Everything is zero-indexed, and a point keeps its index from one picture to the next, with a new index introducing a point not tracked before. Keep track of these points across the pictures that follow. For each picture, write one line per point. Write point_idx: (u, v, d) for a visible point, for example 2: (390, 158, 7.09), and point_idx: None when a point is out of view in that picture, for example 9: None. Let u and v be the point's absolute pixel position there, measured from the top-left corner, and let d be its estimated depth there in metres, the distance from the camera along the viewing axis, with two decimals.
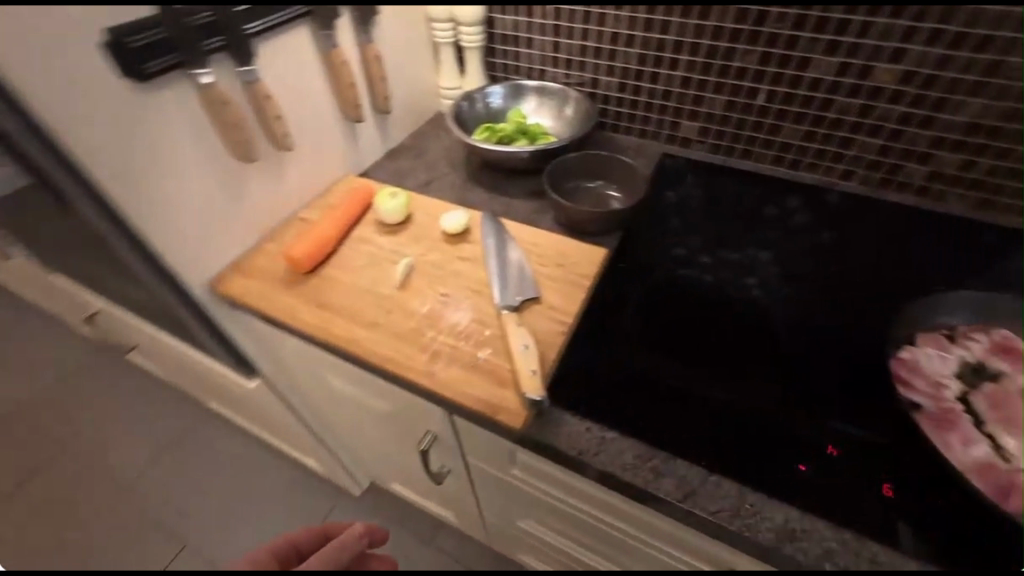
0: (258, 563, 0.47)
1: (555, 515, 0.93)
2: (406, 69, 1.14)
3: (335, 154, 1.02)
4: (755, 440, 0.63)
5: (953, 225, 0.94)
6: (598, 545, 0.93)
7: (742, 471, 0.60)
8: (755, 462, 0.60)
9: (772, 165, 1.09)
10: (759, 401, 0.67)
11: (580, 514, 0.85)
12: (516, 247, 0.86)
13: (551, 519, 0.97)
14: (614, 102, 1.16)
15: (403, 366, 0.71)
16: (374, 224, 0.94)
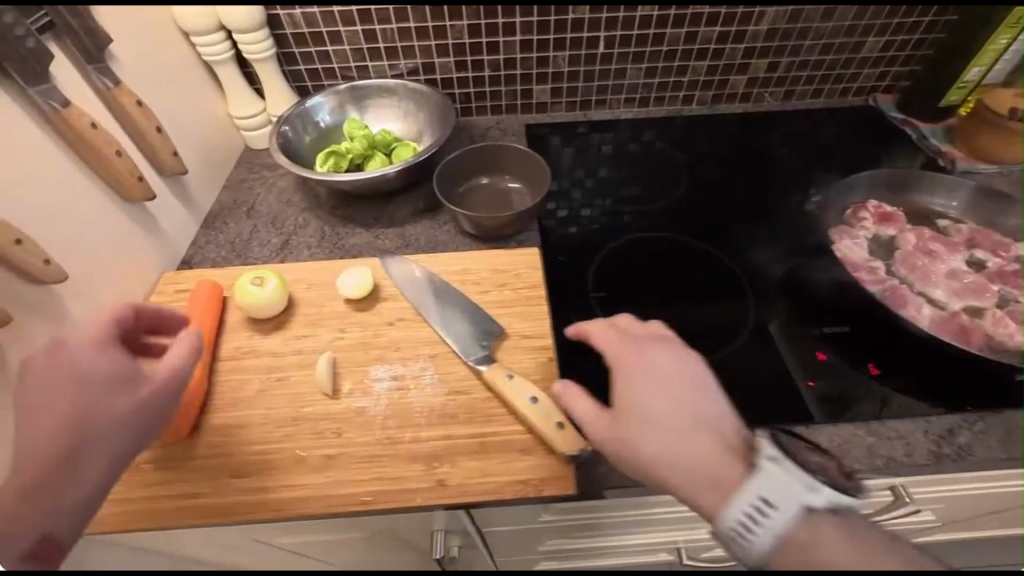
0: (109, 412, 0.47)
1: (588, 534, 0.85)
2: (181, 108, 0.83)
3: (131, 256, 0.71)
4: (768, 380, 0.64)
5: (778, 119, 1.09)
6: (637, 537, 0.89)
7: (778, 415, 0.61)
8: (781, 400, 0.62)
9: (625, 107, 1.11)
10: (751, 337, 0.68)
11: (620, 519, 0.79)
12: (447, 287, 0.72)
13: (581, 539, 0.89)
14: (458, 83, 1.03)
15: (400, 493, 0.54)
16: (249, 327, 0.69)
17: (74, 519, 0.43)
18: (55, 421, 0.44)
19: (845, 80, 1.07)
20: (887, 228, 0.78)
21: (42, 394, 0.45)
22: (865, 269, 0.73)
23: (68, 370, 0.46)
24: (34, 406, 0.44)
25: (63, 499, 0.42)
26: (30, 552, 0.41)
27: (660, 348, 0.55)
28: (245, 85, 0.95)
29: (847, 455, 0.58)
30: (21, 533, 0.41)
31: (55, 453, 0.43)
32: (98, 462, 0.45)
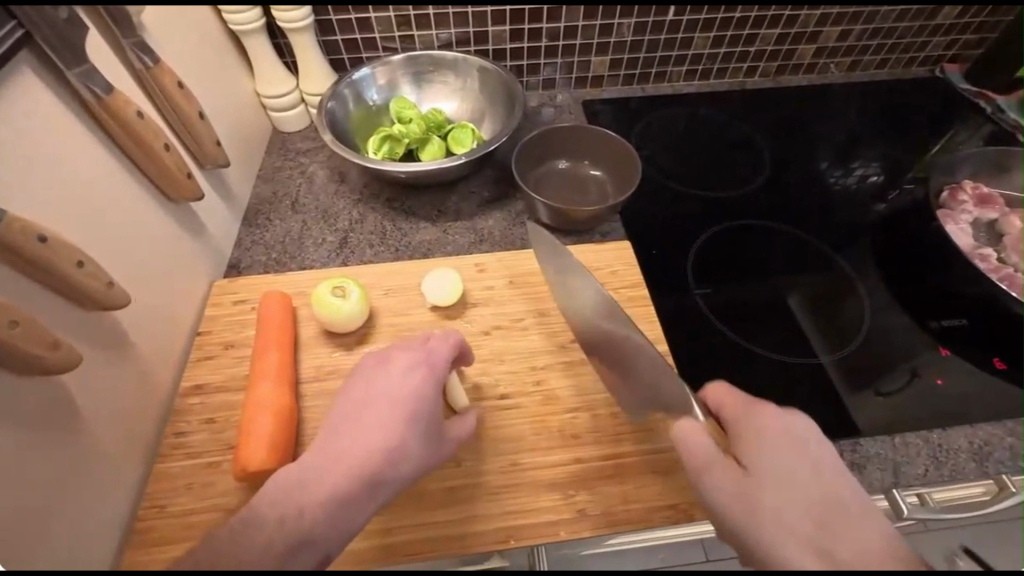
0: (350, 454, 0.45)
1: None
2: (214, 88, 0.72)
3: (181, 265, 0.61)
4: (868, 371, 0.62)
5: (844, 91, 1.03)
6: None
7: (877, 407, 0.59)
8: (866, 385, 0.61)
9: (685, 80, 1.04)
10: (844, 331, 0.66)
11: None
12: (543, 290, 0.66)
13: None
14: (511, 55, 0.93)
15: (538, 527, 0.49)
16: (329, 342, 0.61)
17: (345, 540, 0.41)
18: (381, 436, 0.45)
19: (913, 49, 1.02)
20: (989, 211, 0.75)
21: (360, 419, 0.47)
22: (976, 256, 0.71)
23: (397, 397, 0.47)
24: (378, 420, 0.46)
25: (357, 517, 0.42)
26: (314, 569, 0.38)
27: (786, 412, 0.42)
28: (276, 59, 0.83)
29: (992, 458, 0.56)
30: (313, 548, 0.38)
31: (371, 470, 0.43)
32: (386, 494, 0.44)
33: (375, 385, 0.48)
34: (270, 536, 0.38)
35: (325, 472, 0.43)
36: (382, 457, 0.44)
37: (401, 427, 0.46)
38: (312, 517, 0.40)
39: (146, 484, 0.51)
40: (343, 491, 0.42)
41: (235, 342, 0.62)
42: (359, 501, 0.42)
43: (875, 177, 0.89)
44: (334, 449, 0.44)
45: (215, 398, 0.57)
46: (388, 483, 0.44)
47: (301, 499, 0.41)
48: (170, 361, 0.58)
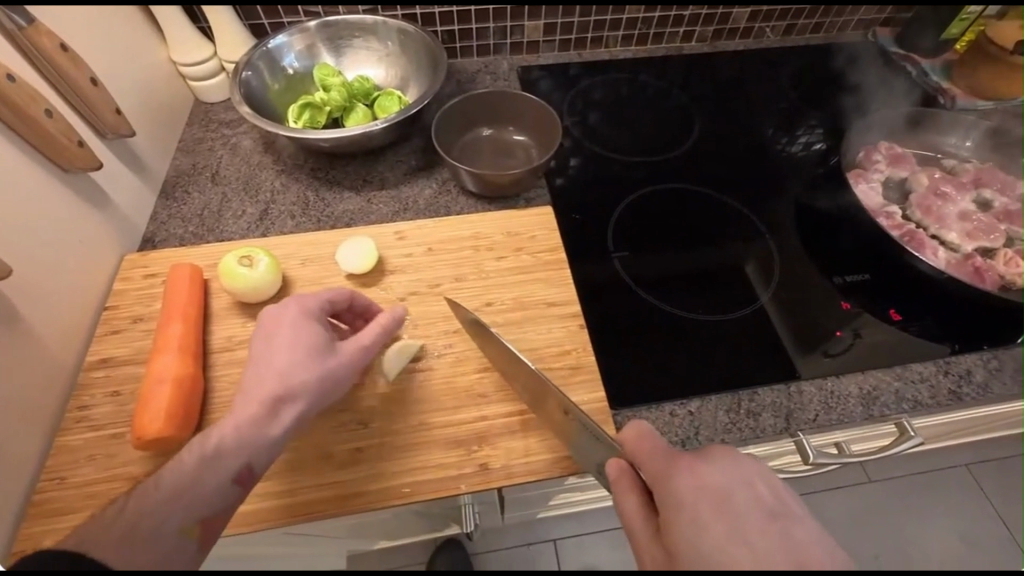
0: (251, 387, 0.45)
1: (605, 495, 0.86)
2: (116, 53, 0.69)
3: (81, 238, 0.59)
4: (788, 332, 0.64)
5: (778, 55, 1.04)
6: None
7: (822, 364, 0.61)
8: (816, 349, 0.63)
9: (622, 46, 1.04)
10: (783, 295, 0.68)
11: None
12: (461, 256, 0.66)
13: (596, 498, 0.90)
14: (440, 20, 0.91)
15: (440, 481, 0.51)
16: (241, 312, 0.61)
17: (265, 452, 0.43)
18: (268, 368, 0.45)
19: (846, 13, 1.03)
20: (900, 170, 0.79)
21: (271, 344, 0.48)
22: (882, 215, 0.74)
23: (278, 333, 0.48)
24: (262, 356, 0.46)
25: (266, 431, 0.43)
26: (236, 476, 0.41)
27: (703, 463, 0.39)
28: (187, 24, 0.79)
29: (878, 402, 0.60)
30: (228, 460, 0.41)
31: (265, 392, 0.44)
32: (293, 410, 0.45)
33: (262, 330, 0.49)
34: (182, 462, 0.40)
35: (228, 408, 0.44)
36: (273, 380, 0.45)
37: (287, 355, 0.46)
38: (216, 438, 0.41)
39: (47, 458, 0.51)
40: (241, 414, 0.43)
41: (144, 315, 0.61)
42: (261, 419, 0.43)
43: (821, 144, 0.90)
44: (236, 389, 0.46)
45: (121, 371, 0.57)
46: (291, 401, 0.45)
47: (207, 430, 0.43)
48: (72, 337, 0.57)
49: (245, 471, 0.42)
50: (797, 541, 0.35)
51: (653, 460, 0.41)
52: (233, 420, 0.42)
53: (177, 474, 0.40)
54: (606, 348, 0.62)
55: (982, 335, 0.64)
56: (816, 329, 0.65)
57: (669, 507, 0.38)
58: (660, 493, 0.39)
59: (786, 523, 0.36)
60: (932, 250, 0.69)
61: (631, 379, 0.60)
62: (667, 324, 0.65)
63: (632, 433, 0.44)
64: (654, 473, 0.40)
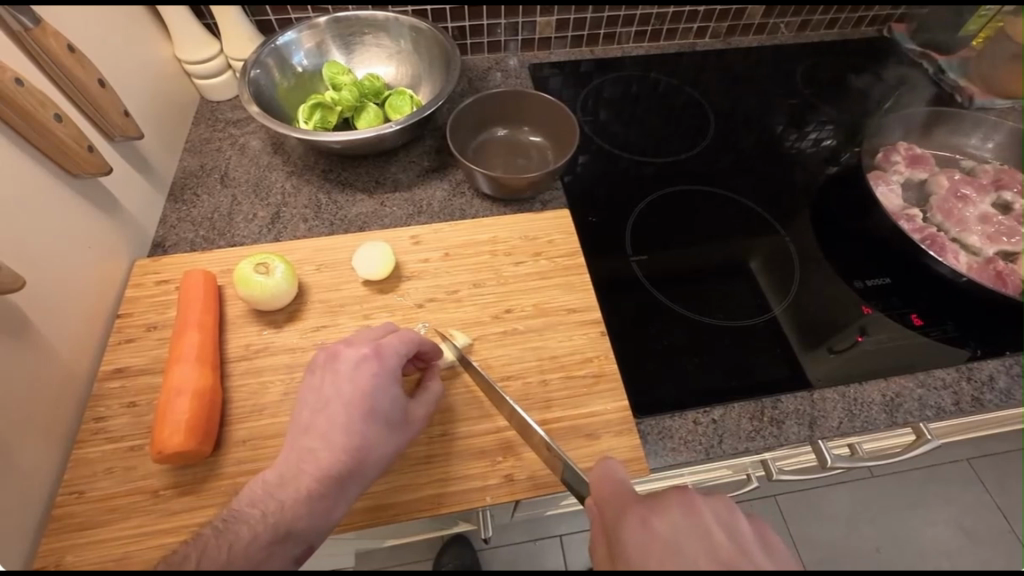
0: (308, 450, 0.44)
1: None
2: (121, 52, 0.67)
3: (91, 245, 0.58)
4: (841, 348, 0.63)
5: (792, 51, 1.03)
6: None
7: (833, 364, 0.61)
8: (823, 345, 0.63)
9: (635, 42, 1.02)
10: (801, 297, 0.68)
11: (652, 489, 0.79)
12: (478, 260, 0.65)
13: None
14: (451, 16, 0.89)
15: (465, 492, 0.51)
16: (257, 320, 0.60)
17: (327, 531, 0.43)
18: (344, 434, 0.45)
19: (862, 8, 1.02)
20: (918, 171, 0.78)
21: (325, 407, 0.46)
22: (902, 217, 0.73)
23: (353, 391, 0.46)
24: (337, 418, 0.45)
25: (333, 511, 0.43)
26: (298, 557, 0.41)
27: (659, 515, 0.36)
28: (194, 20, 0.77)
29: (902, 409, 0.59)
30: (296, 539, 0.41)
31: (339, 464, 0.44)
32: (357, 488, 0.45)
33: (334, 383, 0.47)
34: (256, 532, 0.39)
35: (294, 469, 0.43)
36: (349, 452, 0.44)
37: (345, 418, 0.45)
38: (290, 515, 0.41)
39: (65, 471, 0.50)
40: (317, 486, 0.43)
41: (157, 323, 0.60)
42: (331, 497, 0.43)
43: (830, 141, 0.89)
44: (303, 446, 0.45)
45: (137, 380, 0.56)
46: (359, 477, 0.45)
47: (277, 497, 0.42)
48: (86, 346, 0.56)
49: (307, 550, 0.41)
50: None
51: (617, 505, 0.38)
52: (306, 495, 0.42)
53: (250, 544, 0.39)
54: (627, 354, 0.62)
55: (1003, 339, 0.64)
56: (836, 331, 0.65)
57: (627, 561, 0.35)
58: (618, 540, 0.36)
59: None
60: (954, 252, 0.68)
61: (652, 385, 0.59)
62: (686, 328, 0.64)
63: (601, 476, 0.41)
64: (610, 519, 0.38)
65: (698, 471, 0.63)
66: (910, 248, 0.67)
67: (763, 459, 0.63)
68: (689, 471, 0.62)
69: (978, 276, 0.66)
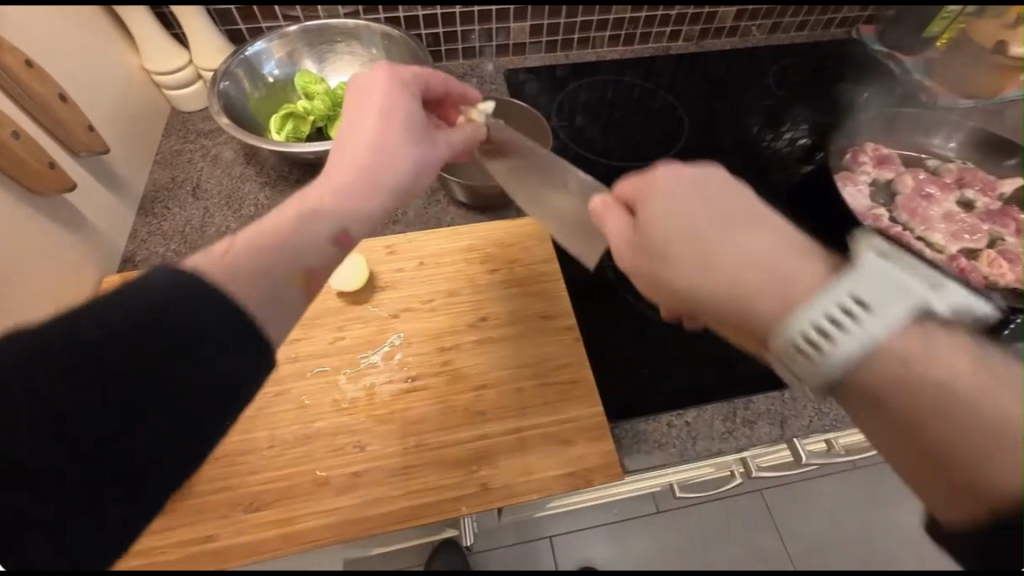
0: (361, 130, 0.48)
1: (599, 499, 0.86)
2: (87, 64, 0.66)
3: (56, 263, 0.57)
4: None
5: (763, 53, 1.04)
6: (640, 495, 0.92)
7: None
8: None
9: (609, 46, 1.03)
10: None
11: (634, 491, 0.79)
12: (453, 267, 0.66)
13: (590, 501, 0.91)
14: (425, 22, 0.89)
15: (440, 503, 0.51)
16: None
17: (365, 218, 0.46)
18: (370, 134, 0.47)
19: (831, 10, 1.04)
20: (885, 171, 0.80)
21: (347, 135, 0.48)
22: (870, 217, 0.75)
23: (363, 140, 0.47)
24: (356, 133, 0.48)
25: (363, 202, 0.46)
26: (336, 236, 0.43)
27: (673, 178, 0.42)
28: (161, 30, 0.76)
29: None
30: (326, 219, 0.43)
31: (331, 202, 0.44)
32: (383, 182, 0.47)
33: (356, 98, 0.50)
34: (230, 272, 0.37)
35: (304, 197, 0.44)
36: (366, 152, 0.47)
37: (378, 120, 0.48)
38: (298, 237, 0.41)
39: None
40: (341, 189, 0.45)
41: None
42: (355, 187, 0.46)
43: (804, 140, 0.90)
44: (325, 172, 0.47)
45: None
46: (389, 176, 0.48)
47: (292, 212, 0.42)
48: None
49: (342, 234, 0.43)
50: (754, 240, 0.37)
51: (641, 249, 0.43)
52: (252, 243, 0.39)
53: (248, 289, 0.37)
54: (602, 360, 0.62)
55: None
56: None
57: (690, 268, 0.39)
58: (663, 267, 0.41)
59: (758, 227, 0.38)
60: (919, 251, 0.70)
61: (627, 390, 0.60)
62: (660, 330, 0.65)
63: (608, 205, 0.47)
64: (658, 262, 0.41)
65: (677, 473, 0.64)
66: None
67: (739, 459, 0.63)
68: (665, 473, 0.62)
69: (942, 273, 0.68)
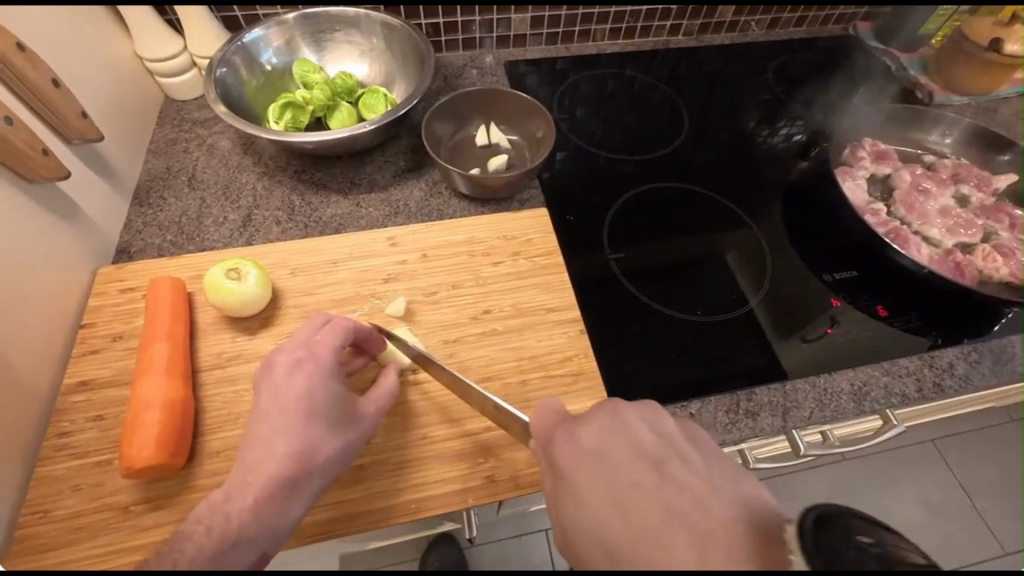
0: (273, 449, 0.44)
1: None
2: (80, 50, 0.64)
3: (49, 251, 0.55)
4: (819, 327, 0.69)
5: (763, 48, 1.05)
6: None
7: (806, 352, 0.64)
8: (794, 334, 0.65)
9: (610, 39, 1.02)
10: (773, 289, 0.70)
11: None
12: (454, 259, 0.65)
13: None
14: (425, 13, 0.88)
15: (446, 497, 0.50)
16: (230, 326, 0.58)
17: (283, 536, 0.42)
18: (296, 428, 0.45)
19: (829, 7, 1.05)
20: (882, 166, 0.81)
21: (275, 417, 0.45)
22: (868, 212, 0.76)
23: (297, 399, 0.46)
24: (274, 430, 0.45)
25: (284, 517, 0.42)
26: (254, 563, 0.40)
27: (581, 428, 0.39)
28: (155, 16, 0.74)
29: (869, 396, 0.61)
30: (247, 548, 0.40)
31: (282, 485, 0.43)
32: (308, 493, 0.44)
33: (272, 392, 0.46)
34: (200, 546, 0.38)
35: (252, 470, 0.43)
36: (292, 455, 0.43)
37: (291, 432, 0.44)
38: (237, 523, 0.40)
39: (28, 490, 0.49)
40: (261, 496, 0.42)
41: (125, 332, 0.58)
42: (278, 506, 0.42)
43: (800, 136, 0.91)
44: (243, 465, 0.43)
45: (104, 393, 0.54)
46: (309, 483, 0.44)
47: (223, 510, 0.41)
48: (49, 359, 0.54)
49: (261, 559, 0.41)
50: (689, 475, 0.35)
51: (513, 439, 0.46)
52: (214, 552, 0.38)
53: (194, 560, 0.37)
54: (606, 353, 0.62)
55: (960, 330, 0.67)
56: (807, 322, 0.67)
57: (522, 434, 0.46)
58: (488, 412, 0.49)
59: (670, 465, 0.36)
60: (916, 246, 0.71)
61: (631, 382, 0.60)
62: (662, 322, 0.65)
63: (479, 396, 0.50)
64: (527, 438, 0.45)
65: None
66: (873, 239, 0.69)
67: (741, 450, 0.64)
68: None
69: (940, 266, 0.69)
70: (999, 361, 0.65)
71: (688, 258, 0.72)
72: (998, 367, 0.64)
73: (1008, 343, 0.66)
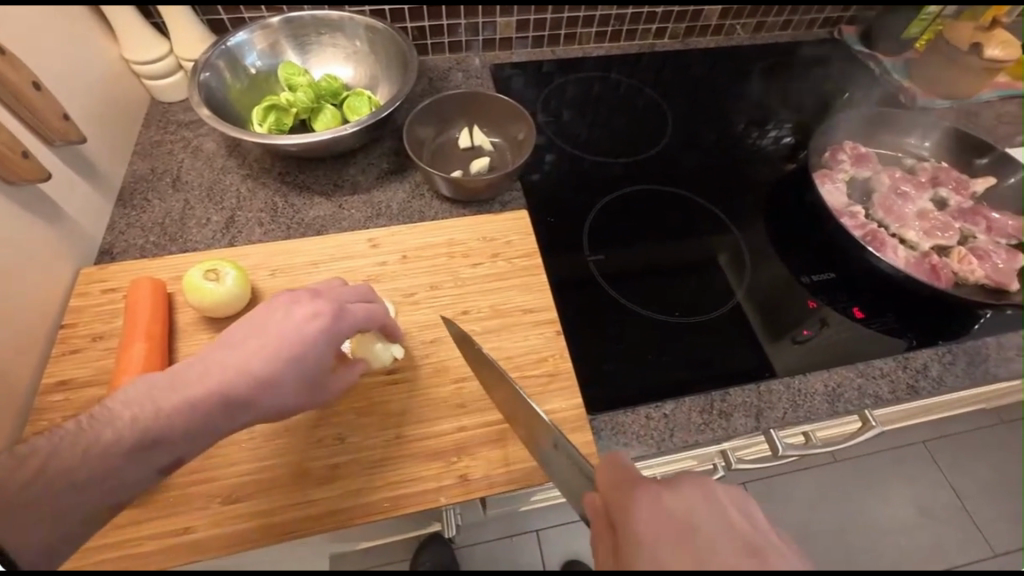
0: (227, 367, 0.45)
1: None
2: (65, 53, 0.65)
3: (30, 252, 0.56)
4: (783, 301, 0.70)
5: (748, 52, 1.05)
6: None
7: (782, 353, 0.64)
8: (771, 334, 0.66)
9: (595, 42, 1.03)
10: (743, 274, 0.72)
11: None
12: (434, 261, 0.66)
13: None
14: (410, 16, 0.89)
15: (418, 496, 0.51)
16: (208, 327, 0.59)
17: (198, 447, 0.43)
18: (267, 360, 0.46)
19: (813, 11, 1.05)
20: (862, 169, 0.82)
21: (255, 346, 0.47)
22: (846, 215, 0.76)
23: (290, 343, 0.47)
24: (250, 350, 0.46)
25: (209, 430, 0.43)
26: (162, 467, 0.42)
27: (668, 493, 0.39)
28: (140, 18, 0.75)
29: (842, 398, 0.62)
30: (163, 450, 0.42)
31: (223, 400, 0.44)
32: (242, 418, 0.45)
33: (268, 317, 0.48)
34: (117, 435, 0.40)
35: (205, 376, 0.44)
36: (248, 382, 0.45)
37: (263, 360, 0.46)
38: (162, 423, 0.41)
39: None
40: (190, 404, 0.43)
41: (104, 333, 0.58)
42: (212, 418, 0.44)
43: (787, 139, 0.92)
44: (209, 360, 0.46)
45: (82, 393, 0.54)
46: (249, 408, 0.45)
47: (156, 403, 0.42)
48: (27, 359, 0.54)
49: (171, 463, 0.42)
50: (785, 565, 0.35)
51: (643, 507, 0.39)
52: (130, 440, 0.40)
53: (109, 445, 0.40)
54: (583, 354, 0.63)
55: (936, 332, 0.68)
56: (769, 304, 0.69)
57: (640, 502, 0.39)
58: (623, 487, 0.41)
59: (765, 553, 0.36)
60: (893, 250, 0.72)
61: (606, 383, 0.61)
62: (639, 323, 0.66)
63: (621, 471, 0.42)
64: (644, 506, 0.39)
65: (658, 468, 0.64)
66: (850, 243, 0.70)
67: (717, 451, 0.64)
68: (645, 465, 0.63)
69: (917, 270, 0.70)
70: (972, 363, 0.65)
71: (667, 260, 0.73)
72: (971, 370, 0.65)
73: (981, 345, 0.67)
